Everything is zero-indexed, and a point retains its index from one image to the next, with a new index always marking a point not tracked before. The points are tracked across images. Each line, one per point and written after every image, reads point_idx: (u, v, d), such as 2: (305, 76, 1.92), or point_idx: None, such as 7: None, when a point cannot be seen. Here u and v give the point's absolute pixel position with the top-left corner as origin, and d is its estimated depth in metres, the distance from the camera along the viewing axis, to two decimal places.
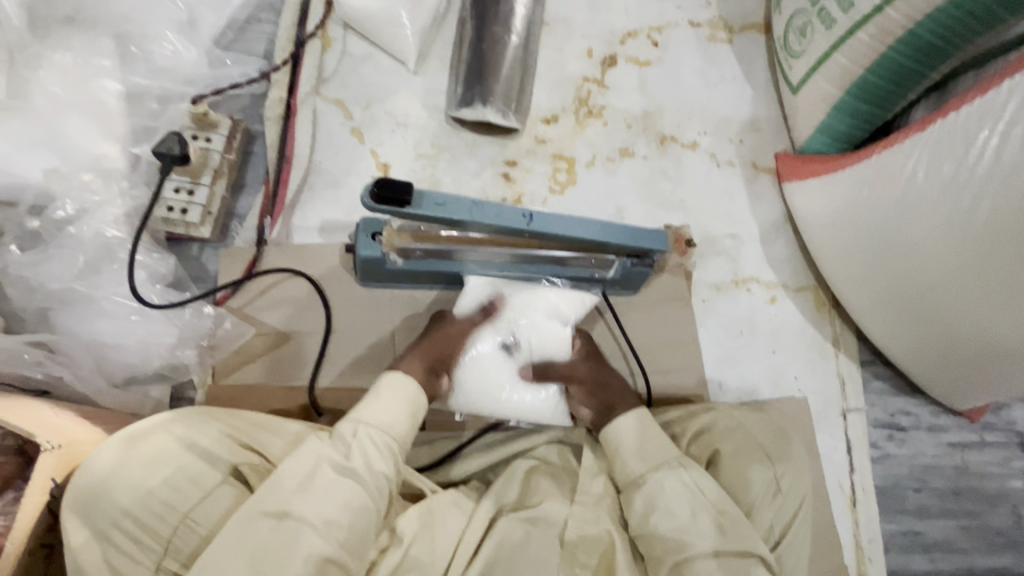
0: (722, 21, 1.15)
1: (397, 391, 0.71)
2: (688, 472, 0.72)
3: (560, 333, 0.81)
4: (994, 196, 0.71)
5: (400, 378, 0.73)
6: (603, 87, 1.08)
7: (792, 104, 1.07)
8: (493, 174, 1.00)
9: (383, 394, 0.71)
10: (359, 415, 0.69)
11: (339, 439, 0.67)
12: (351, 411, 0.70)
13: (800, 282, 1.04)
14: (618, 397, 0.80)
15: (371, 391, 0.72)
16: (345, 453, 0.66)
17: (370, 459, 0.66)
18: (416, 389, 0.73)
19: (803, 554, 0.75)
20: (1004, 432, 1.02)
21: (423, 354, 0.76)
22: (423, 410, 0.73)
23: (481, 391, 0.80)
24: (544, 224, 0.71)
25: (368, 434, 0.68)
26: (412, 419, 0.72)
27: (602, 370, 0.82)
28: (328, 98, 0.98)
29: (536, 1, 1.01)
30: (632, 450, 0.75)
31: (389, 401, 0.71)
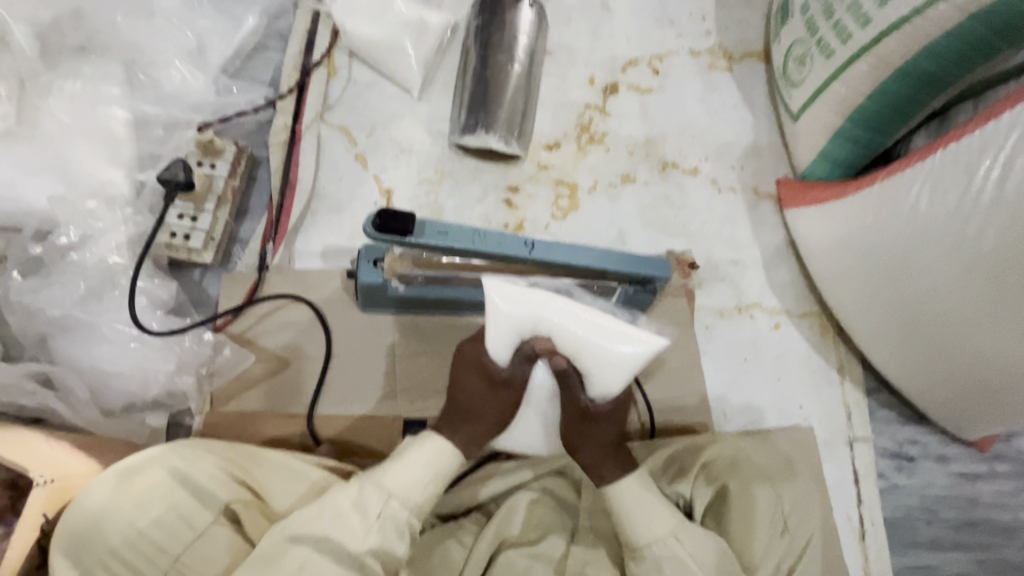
0: (722, 50, 1.17)
1: (437, 464, 0.68)
2: (683, 547, 0.69)
3: (611, 364, 0.69)
4: (999, 227, 0.71)
5: (445, 451, 0.69)
6: (605, 114, 1.10)
7: (792, 132, 1.08)
8: (496, 200, 1.00)
9: (414, 462, 0.68)
10: (388, 486, 0.66)
11: (365, 513, 0.64)
12: (378, 473, 0.67)
13: (804, 309, 1.03)
14: (592, 468, 0.74)
15: (406, 453, 0.69)
16: (366, 532, 0.63)
17: (389, 542, 0.64)
18: (451, 462, 0.69)
19: None
20: (1016, 462, 0.99)
21: (473, 433, 0.73)
22: (453, 474, 0.71)
23: (517, 442, 0.81)
24: (546, 253, 0.72)
25: (396, 511, 0.65)
26: (437, 488, 0.69)
27: (593, 428, 0.74)
28: (333, 124, 0.99)
29: (539, 30, 1.03)
30: (628, 505, 0.71)
31: (423, 473, 0.68)
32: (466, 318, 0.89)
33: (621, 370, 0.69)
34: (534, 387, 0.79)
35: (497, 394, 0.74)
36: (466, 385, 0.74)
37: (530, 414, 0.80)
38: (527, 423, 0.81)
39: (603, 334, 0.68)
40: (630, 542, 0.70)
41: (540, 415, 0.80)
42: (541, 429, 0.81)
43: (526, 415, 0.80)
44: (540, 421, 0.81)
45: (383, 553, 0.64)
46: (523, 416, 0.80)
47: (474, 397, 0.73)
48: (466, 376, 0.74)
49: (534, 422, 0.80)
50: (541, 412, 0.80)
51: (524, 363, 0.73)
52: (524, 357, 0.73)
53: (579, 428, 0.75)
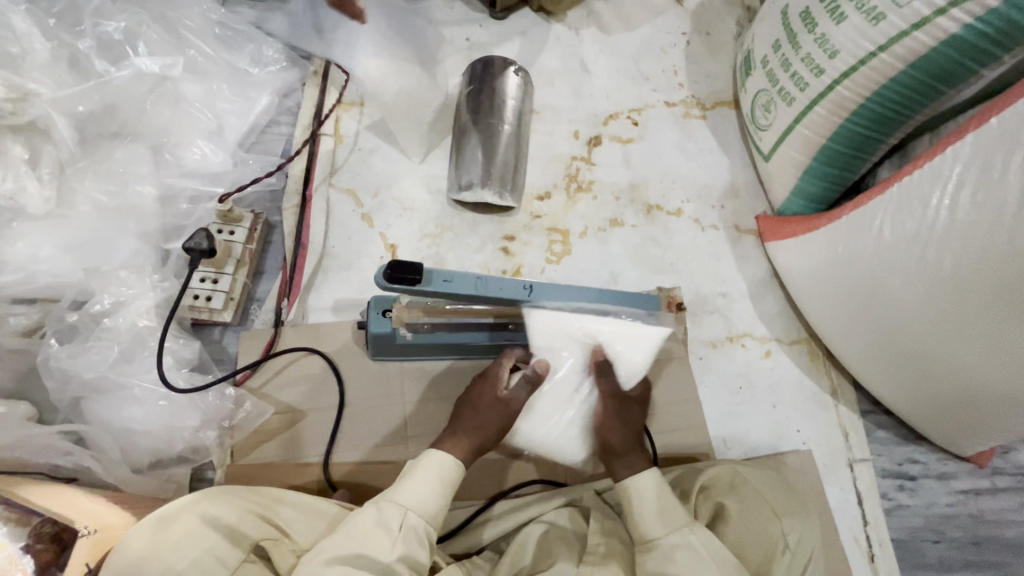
0: (695, 100, 1.27)
1: (443, 476, 0.72)
2: (696, 537, 0.72)
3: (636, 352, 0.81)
4: (956, 250, 0.77)
5: (452, 464, 0.73)
6: (590, 164, 1.19)
7: (765, 170, 1.16)
8: (493, 249, 1.07)
9: (421, 478, 0.71)
10: (402, 500, 0.70)
11: (385, 528, 0.67)
12: (385, 493, 0.71)
13: (792, 336, 1.08)
14: (630, 454, 0.79)
15: (412, 469, 0.73)
16: (392, 544, 0.66)
17: (414, 550, 0.67)
18: (456, 471, 0.73)
19: None
20: (1016, 476, 1.01)
21: (471, 446, 0.76)
22: (458, 484, 0.74)
23: (534, 435, 0.84)
24: (544, 294, 0.77)
25: (416, 522, 0.69)
26: (446, 498, 0.72)
27: (620, 416, 0.81)
28: (340, 188, 1.07)
29: (524, 94, 1.13)
30: (648, 511, 0.75)
31: (432, 484, 0.71)
32: (468, 362, 0.94)
33: (644, 360, 0.82)
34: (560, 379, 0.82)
35: (496, 416, 0.77)
36: (473, 400, 0.78)
37: (551, 408, 0.83)
38: (550, 411, 0.83)
39: (627, 330, 0.80)
40: (642, 536, 0.74)
41: (564, 413, 0.83)
42: (561, 428, 0.83)
43: (552, 408, 0.83)
44: (562, 417, 0.83)
45: (412, 561, 0.67)
46: (541, 408, 0.83)
47: (483, 416, 0.77)
48: (477, 389, 0.80)
49: (554, 416, 0.83)
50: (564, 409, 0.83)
51: (525, 387, 0.79)
52: (527, 381, 0.79)
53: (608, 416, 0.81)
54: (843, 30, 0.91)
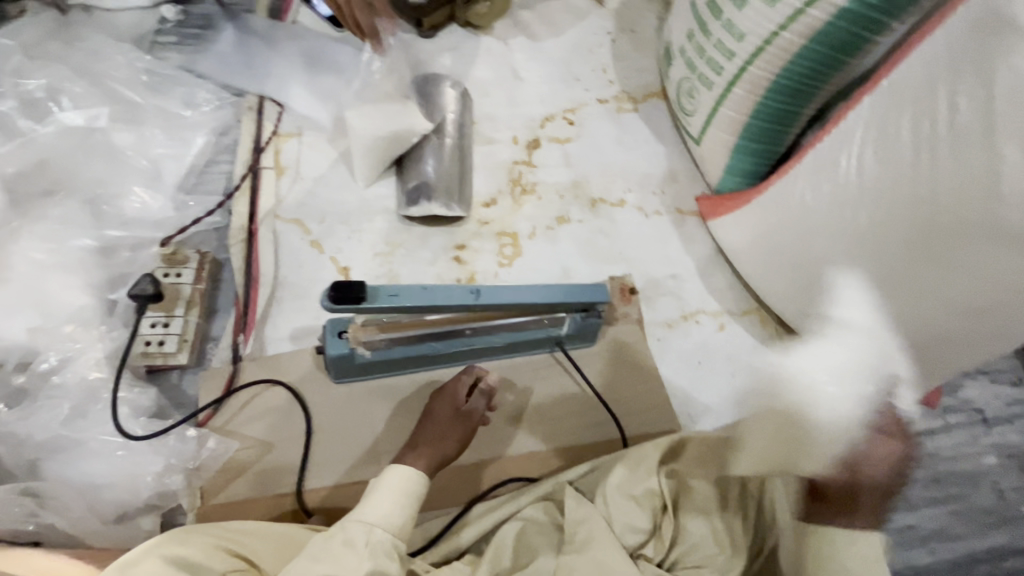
0: (625, 95, 1.33)
1: (407, 489, 0.73)
2: None
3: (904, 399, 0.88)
4: (869, 208, 0.83)
5: (413, 476, 0.75)
6: (532, 167, 1.22)
7: (698, 153, 1.22)
8: (446, 260, 1.08)
9: (386, 491, 0.73)
10: (367, 516, 0.70)
11: (351, 545, 0.68)
12: (352, 511, 0.72)
13: (742, 307, 1.12)
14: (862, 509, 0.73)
15: (377, 485, 0.74)
16: (359, 560, 0.67)
17: (383, 562, 0.68)
18: (418, 481, 0.75)
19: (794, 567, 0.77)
20: (965, 411, 1.07)
21: (433, 454, 0.79)
22: (422, 493, 0.75)
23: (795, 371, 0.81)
24: (491, 296, 0.81)
25: (382, 537, 0.69)
26: (412, 509, 0.73)
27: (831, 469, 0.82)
28: (287, 219, 1.07)
29: (463, 106, 1.18)
30: None
31: (397, 497, 0.72)
32: (432, 372, 0.96)
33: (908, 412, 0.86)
34: (850, 331, 0.81)
35: (456, 430, 0.81)
36: (432, 413, 0.83)
37: (834, 371, 0.79)
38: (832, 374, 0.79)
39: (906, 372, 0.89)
40: None
41: (845, 392, 0.78)
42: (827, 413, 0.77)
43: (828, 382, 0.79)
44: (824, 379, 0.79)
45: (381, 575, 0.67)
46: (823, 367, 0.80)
47: (442, 428, 0.81)
48: (435, 402, 0.84)
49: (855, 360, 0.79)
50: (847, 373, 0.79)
51: (482, 399, 0.83)
52: (479, 391, 0.84)
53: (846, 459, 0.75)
54: (747, 14, 0.96)
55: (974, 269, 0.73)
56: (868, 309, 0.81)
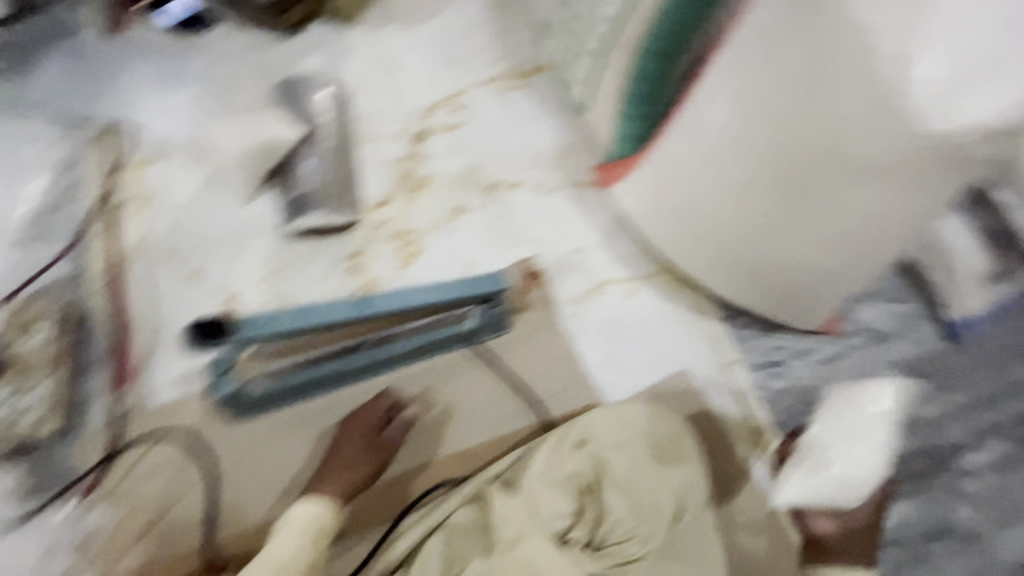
0: (513, 72, 1.27)
1: (309, 529, 0.79)
2: None
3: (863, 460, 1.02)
4: (737, 160, 0.84)
5: (316, 513, 0.80)
6: (421, 159, 1.18)
7: (588, 122, 1.20)
8: (339, 271, 1.04)
9: (288, 533, 0.78)
10: (270, 557, 0.76)
11: None
12: (260, 556, 0.77)
13: (650, 269, 1.13)
14: (862, 514, 0.99)
15: (281, 530, 0.79)
16: None
17: None
18: (322, 516, 0.80)
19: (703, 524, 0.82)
20: (861, 333, 1.14)
21: (342, 486, 0.83)
22: (329, 528, 0.80)
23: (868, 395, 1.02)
24: (373, 304, 0.88)
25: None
26: (315, 547, 0.78)
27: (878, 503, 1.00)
28: (156, 253, 0.99)
29: (340, 108, 1.12)
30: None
31: (298, 538, 0.78)
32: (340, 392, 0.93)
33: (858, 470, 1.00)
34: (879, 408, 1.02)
35: (371, 461, 0.87)
36: (344, 443, 0.87)
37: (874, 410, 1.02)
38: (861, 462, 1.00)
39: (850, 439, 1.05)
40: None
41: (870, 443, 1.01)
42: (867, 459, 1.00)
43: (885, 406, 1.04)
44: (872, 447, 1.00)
45: None
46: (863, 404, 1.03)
47: (354, 459, 0.86)
48: (346, 432, 0.88)
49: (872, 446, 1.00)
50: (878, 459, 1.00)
51: (397, 430, 0.90)
52: (387, 410, 0.91)
53: (847, 522, 0.99)
54: None
55: (837, 204, 0.79)
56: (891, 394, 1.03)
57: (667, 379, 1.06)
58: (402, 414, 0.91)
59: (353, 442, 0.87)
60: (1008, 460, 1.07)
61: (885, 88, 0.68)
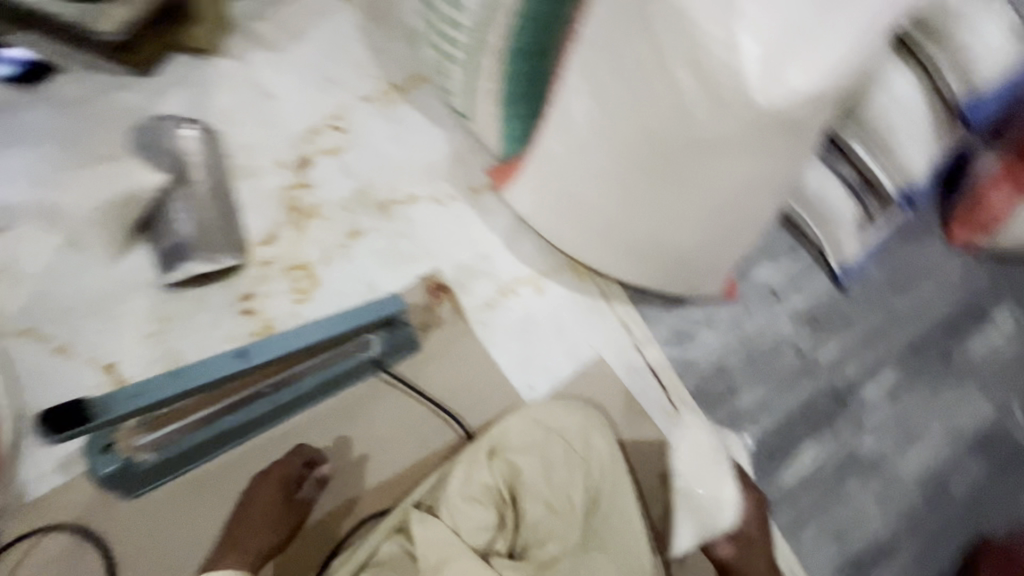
0: (391, 86, 1.25)
1: None
2: None
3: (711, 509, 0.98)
4: (607, 148, 0.86)
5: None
6: (307, 187, 1.13)
7: (475, 128, 1.20)
8: (231, 317, 1.00)
9: None
10: None
11: None
12: None
13: (554, 264, 1.14)
14: (752, 530, 0.96)
15: None
16: None
17: None
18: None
19: (625, 514, 0.85)
20: (758, 292, 1.21)
21: (258, 547, 0.81)
22: None
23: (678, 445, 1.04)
24: (262, 352, 0.77)
25: None
26: None
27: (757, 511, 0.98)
28: (17, 332, 0.93)
29: (210, 146, 1.05)
30: None
31: None
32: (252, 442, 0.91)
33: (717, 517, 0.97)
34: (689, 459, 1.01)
35: (286, 518, 0.84)
36: (255, 502, 0.84)
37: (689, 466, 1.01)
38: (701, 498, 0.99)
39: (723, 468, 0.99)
40: None
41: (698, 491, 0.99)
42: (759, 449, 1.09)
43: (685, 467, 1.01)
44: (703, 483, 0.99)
45: None
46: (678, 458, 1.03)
47: (267, 519, 0.83)
48: (260, 489, 0.85)
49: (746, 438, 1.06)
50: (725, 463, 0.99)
51: (314, 486, 0.87)
52: (304, 462, 0.87)
53: (739, 539, 0.96)
54: None
55: (703, 179, 0.82)
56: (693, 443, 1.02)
57: (585, 369, 1.08)
58: (321, 468, 0.88)
59: (268, 498, 0.83)
60: (897, 387, 1.17)
61: (717, 70, 0.70)
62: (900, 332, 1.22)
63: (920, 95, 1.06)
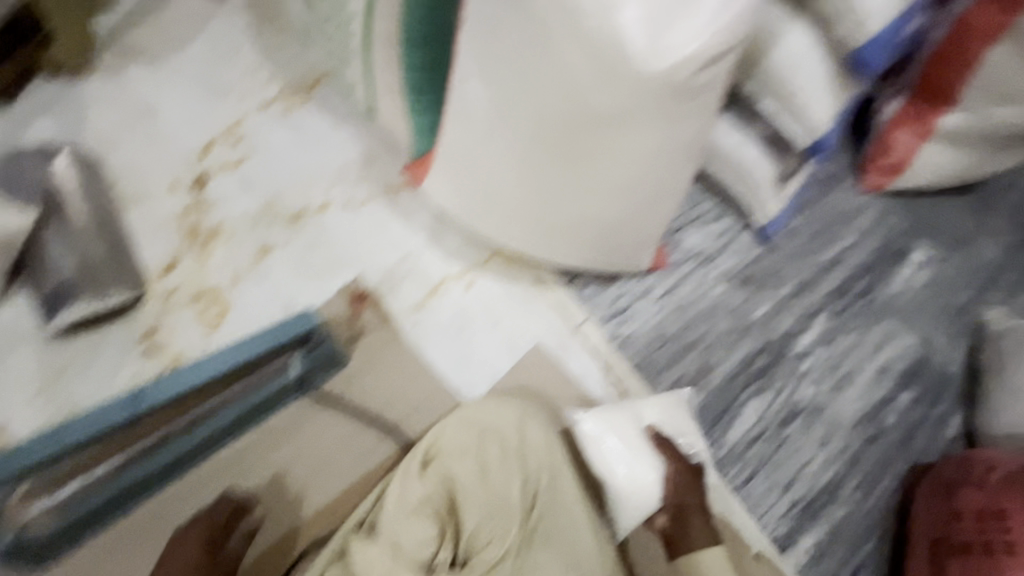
0: (289, 88, 1.17)
1: None
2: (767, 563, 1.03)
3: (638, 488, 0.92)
4: (507, 134, 0.84)
5: None
6: (206, 208, 1.06)
7: (383, 124, 1.13)
8: (135, 356, 0.94)
9: None
10: None
11: None
12: None
13: (483, 257, 1.11)
14: (685, 499, 0.91)
15: None
16: None
17: None
18: None
19: (565, 501, 0.85)
20: (689, 258, 1.21)
21: None
22: None
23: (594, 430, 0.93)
24: (154, 394, 0.77)
25: None
26: None
27: (685, 479, 0.92)
28: None
29: (87, 178, 0.98)
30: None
31: None
32: (181, 483, 0.88)
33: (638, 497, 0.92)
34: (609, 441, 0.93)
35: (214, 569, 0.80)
36: (178, 554, 0.80)
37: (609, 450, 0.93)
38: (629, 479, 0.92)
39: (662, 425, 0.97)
40: None
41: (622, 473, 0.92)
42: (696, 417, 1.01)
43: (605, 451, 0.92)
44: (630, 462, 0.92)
45: None
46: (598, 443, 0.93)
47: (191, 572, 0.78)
48: (178, 550, 0.81)
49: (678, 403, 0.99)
50: (634, 430, 0.95)
51: (241, 538, 0.85)
52: (230, 512, 0.85)
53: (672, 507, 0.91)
54: None
55: (604, 155, 0.80)
56: (608, 421, 0.94)
57: (523, 359, 1.06)
58: (248, 520, 0.86)
59: (189, 556, 0.79)
60: (828, 334, 1.21)
61: (604, 43, 0.69)
62: (826, 281, 1.25)
63: (815, 47, 1.05)
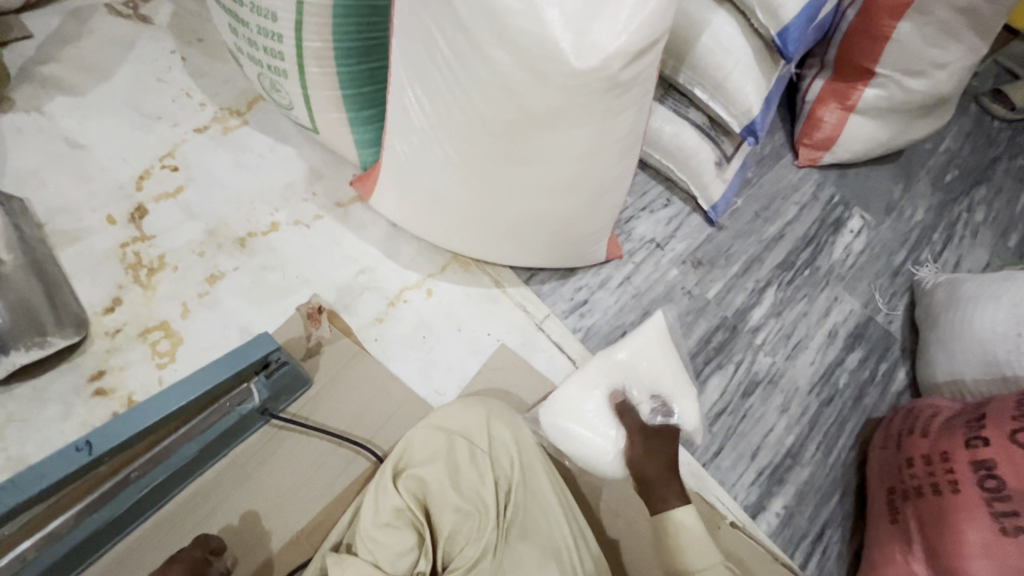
0: (226, 112, 1.15)
1: None
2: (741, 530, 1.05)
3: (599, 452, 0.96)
4: (449, 141, 0.85)
5: None
6: (148, 240, 1.02)
7: (327, 141, 1.12)
8: (84, 402, 0.90)
9: None
10: None
11: None
12: None
13: (440, 264, 1.12)
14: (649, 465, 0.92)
15: None
16: None
17: None
18: None
19: (535, 490, 0.88)
20: (641, 246, 1.25)
21: None
22: None
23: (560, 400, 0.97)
24: (106, 440, 0.70)
25: None
26: None
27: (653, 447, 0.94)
28: None
29: (13, 221, 0.93)
30: (688, 544, 0.82)
31: None
32: (145, 526, 0.85)
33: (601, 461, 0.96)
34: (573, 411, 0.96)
35: None
36: None
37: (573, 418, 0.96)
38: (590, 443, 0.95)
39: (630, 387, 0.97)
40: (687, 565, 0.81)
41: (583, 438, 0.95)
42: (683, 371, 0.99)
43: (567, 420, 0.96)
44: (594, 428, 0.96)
45: None
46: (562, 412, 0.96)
47: None
48: None
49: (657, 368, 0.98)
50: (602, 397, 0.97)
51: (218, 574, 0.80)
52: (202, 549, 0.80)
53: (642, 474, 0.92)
54: None
55: (546, 153, 0.82)
56: (571, 392, 0.97)
57: (490, 360, 1.06)
58: (219, 563, 0.80)
59: None
60: (778, 305, 1.27)
61: (528, 42, 0.70)
62: (771, 255, 1.31)
63: (738, 34, 1.11)
